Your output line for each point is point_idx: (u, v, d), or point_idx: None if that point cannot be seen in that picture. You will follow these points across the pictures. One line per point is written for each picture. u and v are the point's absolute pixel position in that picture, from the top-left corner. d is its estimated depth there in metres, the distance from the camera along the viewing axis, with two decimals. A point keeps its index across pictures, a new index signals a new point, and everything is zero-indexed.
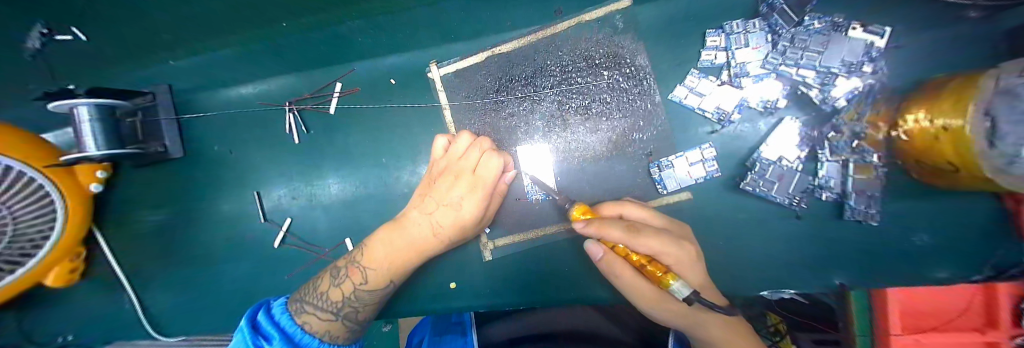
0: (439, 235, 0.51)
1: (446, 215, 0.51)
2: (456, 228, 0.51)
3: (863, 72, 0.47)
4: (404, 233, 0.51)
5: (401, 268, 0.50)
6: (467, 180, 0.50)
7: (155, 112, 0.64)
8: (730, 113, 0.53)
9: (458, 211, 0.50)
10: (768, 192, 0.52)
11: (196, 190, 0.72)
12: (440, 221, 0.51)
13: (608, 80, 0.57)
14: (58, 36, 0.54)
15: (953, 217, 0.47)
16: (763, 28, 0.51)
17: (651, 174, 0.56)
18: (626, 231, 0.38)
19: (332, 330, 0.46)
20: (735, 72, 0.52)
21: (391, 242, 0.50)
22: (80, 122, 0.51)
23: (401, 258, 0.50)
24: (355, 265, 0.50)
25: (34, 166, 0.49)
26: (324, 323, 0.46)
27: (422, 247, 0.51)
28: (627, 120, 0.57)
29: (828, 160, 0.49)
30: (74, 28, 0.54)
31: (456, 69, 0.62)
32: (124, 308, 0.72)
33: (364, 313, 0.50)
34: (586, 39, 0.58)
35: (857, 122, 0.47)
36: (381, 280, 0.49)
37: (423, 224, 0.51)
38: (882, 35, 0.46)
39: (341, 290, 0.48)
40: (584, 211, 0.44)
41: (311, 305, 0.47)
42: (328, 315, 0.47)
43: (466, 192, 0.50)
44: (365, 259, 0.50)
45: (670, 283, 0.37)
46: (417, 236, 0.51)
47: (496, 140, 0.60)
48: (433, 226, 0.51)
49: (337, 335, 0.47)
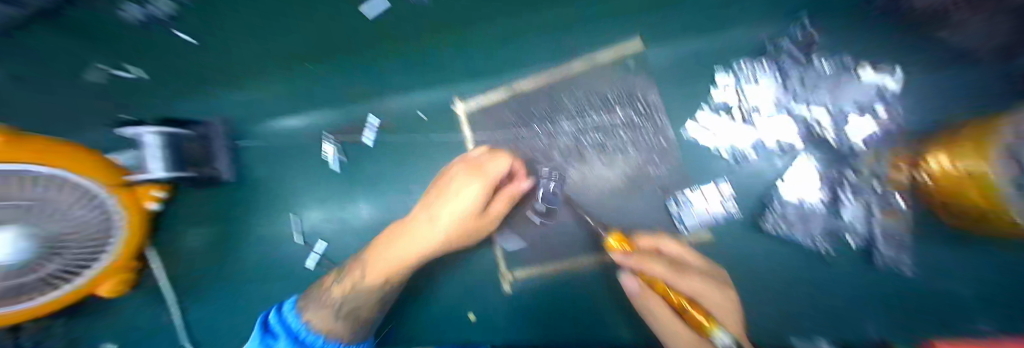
0: (441, 237, 0.55)
1: (433, 227, 0.55)
2: (455, 224, 0.54)
3: (875, 113, 0.50)
4: (408, 233, 0.56)
5: (399, 269, 0.57)
6: (465, 173, 0.55)
7: (213, 141, 0.71)
8: (746, 152, 0.55)
9: (456, 200, 0.53)
10: (790, 232, 0.52)
11: (238, 211, 0.78)
12: (423, 237, 0.55)
13: (623, 118, 0.61)
14: (117, 73, 0.61)
15: (989, 264, 0.45)
16: (772, 69, 0.53)
17: (669, 210, 0.57)
18: (672, 267, 0.42)
19: (330, 330, 0.58)
20: (747, 111, 0.54)
21: (386, 254, 0.57)
22: (148, 147, 0.59)
23: (401, 261, 0.56)
24: (357, 266, 0.60)
25: (104, 184, 0.52)
26: (325, 323, 0.58)
27: (413, 259, 0.56)
28: (642, 155, 0.59)
29: (852, 203, 0.48)
30: (134, 68, 0.60)
31: (480, 106, 0.67)
32: (163, 322, 0.77)
33: (359, 318, 0.60)
34: (601, 79, 0.62)
35: (878, 163, 0.49)
36: (377, 282, 0.58)
37: (416, 238, 0.55)
38: (893, 77, 0.50)
39: (342, 289, 0.59)
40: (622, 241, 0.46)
41: (313, 306, 0.59)
42: (329, 317, 0.59)
43: (461, 183, 0.54)
44: (367, 260, 0.59)
45: (714, 333, 0.38)
46: (419, 237, 0.55)
47: (516, 171, 0.63)
48: (419, 243, 0.55)
49: (338, 333, 0.59)
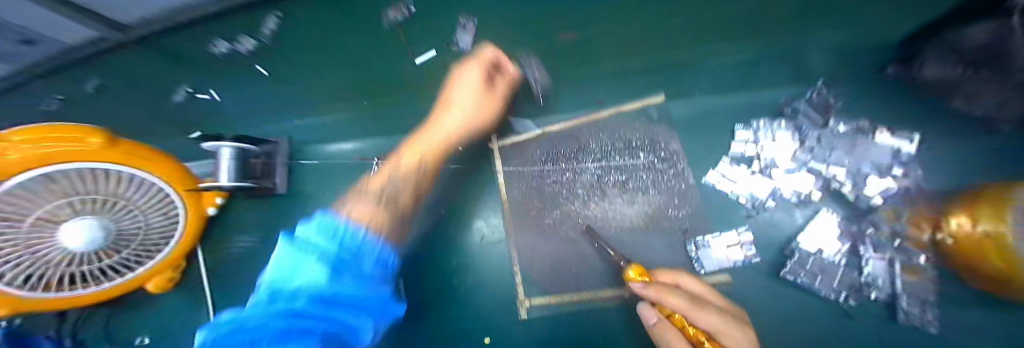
0: (460, 126, 0.65)
1: (452, 118, 0.66)
2: (472, 105, 0.65)
3: (894, 175, 0.53)
4: (425, 135, 0.65)
5: (427, 155, 0.62)
6: (461, 81, 0.67)
7: (275, 157, 0.81)
8: (765, 200, 0.57)
9: (461, 77, 0.67)
10: (812, 284, 0.51)
11: (283, 222, 0.85)
12: (439, 131, 0.65)
13: (644, 161, 0.66)
14: (198, 95, 0.75)
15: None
16: (791, 128, 0.59)
17: (687, 251, 0.58)
18: (690, 300, 0.42)
19: (373, 220, 0.48)
20: (765, 164, 0.59)
21: (409, 153, 0.62)
22: (221, 159, 0.66)
23: (428, 149, 0.63)
24: (385, 168, 0.61)
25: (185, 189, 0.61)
26: (368, 213, 0.49)
27: (433, 153, 0.63)
28: (662, 196, 0.63)
29: (871, 257, 0.50)
30: (212, 91, 0.75)
31: (512, 142, 0.73)
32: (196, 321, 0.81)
33: (399, 208, 0.55)
34: (625, 126, 0.69)
35: (897, 221, 0.51)
36: (412, 164, 0.61)
37: (434, 132, 0.65)
38: (911, 141, 0.53)
39: (378, 182, 0.57)
40: (641, 273, 0.49)
41: (357, 203, 0.51)
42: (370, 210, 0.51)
43: (461, 74, 0.68)
44: (393, 163, 0.62)
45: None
46: (435, 135, 0.64)
47: (542, 204, 0.68)
48: (443, 129, 0.65)
49: (381, 222, 0.49)
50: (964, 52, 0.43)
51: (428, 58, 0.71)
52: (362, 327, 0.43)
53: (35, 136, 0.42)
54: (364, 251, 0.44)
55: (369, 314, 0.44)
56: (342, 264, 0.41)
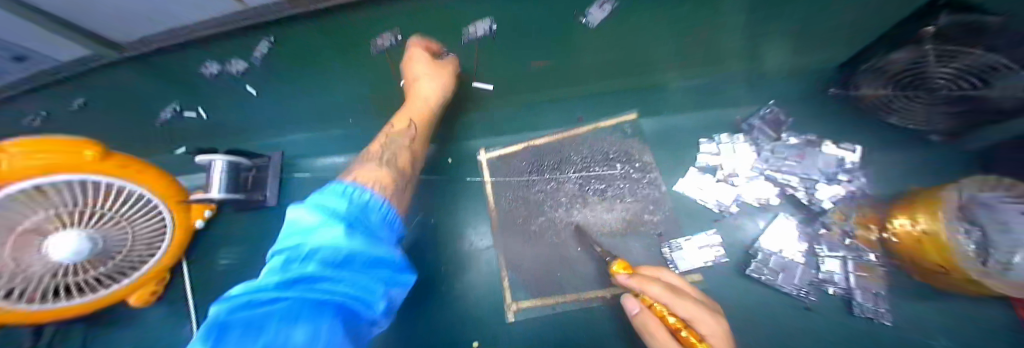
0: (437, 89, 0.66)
1: (426, 85, 0.65)
2: (434, 72, 0.65)
3: (840, 180, 0.59)
4: (407, 108, 0.66)
5: (418, 116, 0.65)
6: (412, 62, 0.66)
7: (265, 170, 0.81)
8: (730, 206, 0.62)
9: (416, 56, 0.66)
10: (776, 282, 0.54)
11: (269, 233, 0.84)
12: (417, 99, 0.65)
13: (621, 171, 0.71)
14: (185, 113, 0.81)
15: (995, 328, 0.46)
16: (747, 140, 0.66)
17: (664, 254, 0.61)
18: (666, 288, 0.41)
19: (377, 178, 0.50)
20: (728, 173, 0.64)
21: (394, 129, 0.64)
22: (213, 172, 0.68)
23: (417, 113, 0.65)
24: (379, 142, 0.63)
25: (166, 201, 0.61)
26: (371, 174, 0.52)
27: (421, 115, 0.65)
28: (639, 203, 0.67)
29: (826, 255, 0.54)
30: (199, 108, 0.81)
31: (499, 155, 0.79)
32: (168, 338, 0.78)
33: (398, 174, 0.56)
34: (602, 140, 0.74)
35: (846, 222, 0.56)
36: (403, 125, 0.65)
37: (415, 102, 0.65)
38: (852, 151, 0.60)
39: (375, 150, 0.60)
40: (625, 268, 0.51)
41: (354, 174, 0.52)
42: (372, 171, 0.53)
43: (412, 57, 0.67)
44: (384, 138, 0.64)
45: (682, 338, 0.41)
46: (415, 106, 0.65)
47: (528, 211, 0.72)
48: (419, 97, 0.65)
49: (385, 180, 0.52)
50: (891, 73, 0.50)
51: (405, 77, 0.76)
52: (380, 290, 0.39)
53: (30, 149, 0.42)
54: (371, 211, 0.44)
55: (387, 274, 0.41)
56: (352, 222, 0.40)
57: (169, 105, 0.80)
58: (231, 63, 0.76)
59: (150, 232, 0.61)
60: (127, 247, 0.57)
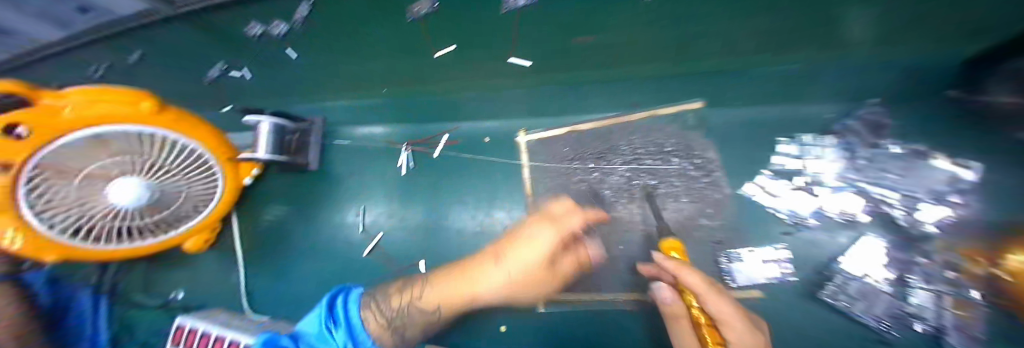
0: (498, 293, 0.52)
1: (495, 275, 0.51)
2: (523, 272, 0.51)
3: (951, 202, 0.49)
4: (469, 280, 0.52)
5: (451, 307, 0.53)
6: (546, 224, 0.53)
7: (309, 135, 0.81)
8: (806, 218, 0.55)
9: (534, 243, 0.51)
10: (853, 310, 0.49)
11: (305, 196, 0.85)
12: (468, 283, 0.52)
13: (677, 167, 0.64)
14: (231, 72, 0.82)
15: None
16: (839, 145, 0.57)
17: (719, 263, 0.56)
18: (706, 282, 0.38)
19: (383, 337, 0.47)
20: (809, 180, 0.57)
21: (438, 284, 0.54)
22: (260, 133, 0.69)
23: (452, 297, 0.52)
24: (417, 287, 0.55)
25: (218, 158, 0.63)
26: (379, 329, 0.48)
27: (460, 299, 0.52)
28: (694, 204, 0.61)
29: (920, 287, 0.47)
30: (245, 69, 0.81)
31: (540, 138, 0.75)
32: (215, 283, 0.83)
33: (406, 335, 0.51)
34: (659, 130, 0.68)
35: (949, 252, 0.47)
36: (431, 303, 0.52)
37: (470, 280, 0.52)
38: (970, 168, 0.49)
39: (401, 300, 0.53)
40: (675, 248, 0.48)
41: (376, 312, 0.50)
42: (386, 324, 0.49)
43: (543, 232, 0.52)
44: (424, 287, 0.54)
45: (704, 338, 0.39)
46: (480, 286, 0.51)
47: (567, 201, 0.68)
48: (473, 289, 0.52)
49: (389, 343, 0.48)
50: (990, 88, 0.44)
51: (448, 51, 0.68)
52: None
53: (91, 98, 0.46)
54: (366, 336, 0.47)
55: None
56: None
57: (219, 65, 0.81)
58: (272, 25, 0.72)
59: (201, 183, 0.64)
60: (181, 193, 0.61)
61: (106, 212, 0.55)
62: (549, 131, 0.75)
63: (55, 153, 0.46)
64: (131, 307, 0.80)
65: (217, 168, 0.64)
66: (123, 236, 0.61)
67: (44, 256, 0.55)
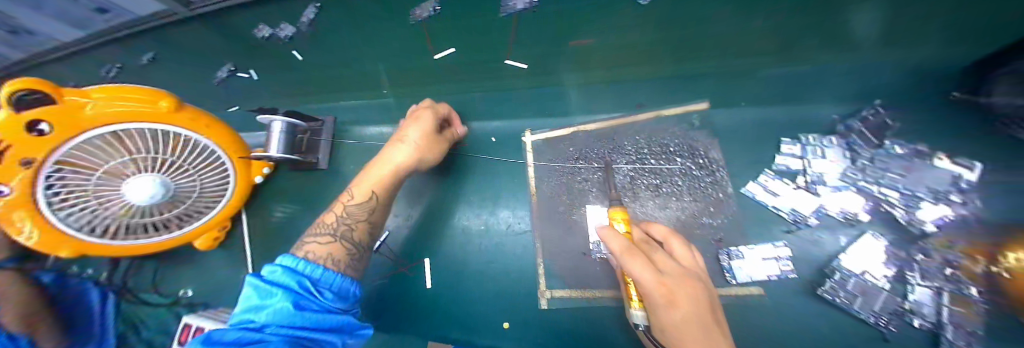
0: (411, 158, 0.60)
1: (398, 153, 0.60)
2: (421, 143, 0.61)
3: (950, 201, 0.50)
4: (384, 158, 0.60)
5: (384, 184, 0.59)
6: (412, 116, 0.64)
7: (320, 134, 0.83)
8: (807, 217, 0.56)
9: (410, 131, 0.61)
10: (850, 305, 0.50)
11: (310, 192, 0.86)
12: (389, 160, 0.60)
13: (681, 167, 0.65)
14: (238, 73, 0.86)
15: None
16: (841, 146, 0.58)
17: (720, 261, 0.57)
18: (624, 248, 0.42)
19: (328, 252, 0.51)
20: (810, 179, 0.57)
21: (360, 179, 0.59)
22: (273, 132, 0.71)
23: (380, 179, 0.59)
24: (344, 193, 0.59)
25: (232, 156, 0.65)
26: (324, 248, 0.51)
27: (387, 178, 0.59)
28: (696, 203, 0.62)
29: (919, 284, 0.48)
30: (252, 72, 0.85)
31: (546, 137, 0.75)
32: (224, 279, 0.85)
33: (356, 239, 0.55)
34: (663, 130, 0.68)
35: (949, 250, 0.48)
36: (365, 193, 0.57)
37: (384, 162, 0.60)
38: (972, 169, 0.50)
39: (334, 214, 0.56)
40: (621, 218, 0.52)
41: (311, 243, 0.52)
42: (326, 241, 0.53)
43: (410, 122, 0.63)
44: (354, 187, 0.59)
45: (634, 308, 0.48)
46: (395, 158, 0.59)
47: (570, 199, 0.70)
48: (389, 163, 0.59)
49: (338, 256, 0.52)
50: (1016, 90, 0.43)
51: (446, 54, 0.74)
52: (335, 325, 0.43)
53: (109, 95, 0.47)
54: (324, 285, 0.45)
55: (334, 330, 0.43)
56: (299, 293, 0.42)
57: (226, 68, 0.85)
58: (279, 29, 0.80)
59: (213, 180, 0.65)
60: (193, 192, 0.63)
61: (125, 209, 0.57)
62: (549, 131, 0.75)
63: (76, 147, 0.49)
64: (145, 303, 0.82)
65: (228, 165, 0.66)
66: (137, 232, 0.63)
67: (61, 250, 0.57)
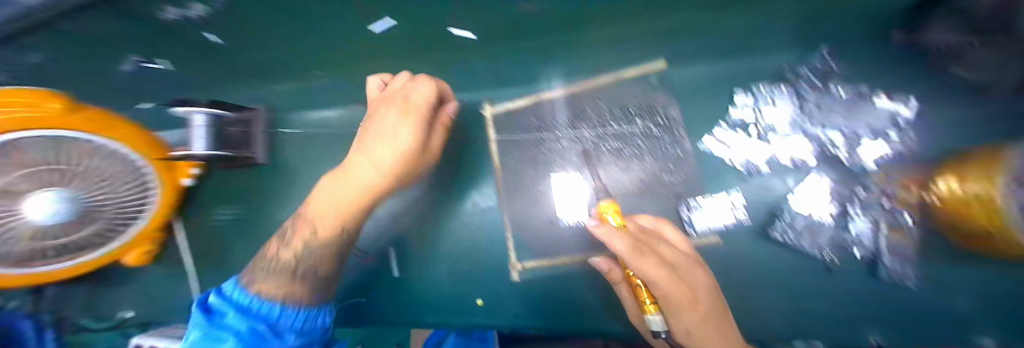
0: (382, 179, 0.53)
1: (365, 171, 0.52)
2: (397, 160, 0.52)
3: (888, 138, 0.53)
4: (346, 181, 0.54)
5: (348, 215, 0.54)
6: (399, 108, 0.54)
7: (253, 124, 0.74)
8: (760, 166, 0.58)
9: (394, 141, 0.52)
10: (800, 243, 0.53)
11: (264, 189, 0.82)
12: (351, 184, 0.53)
13: (642, 128, 0.64)
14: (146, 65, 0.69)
15: (987, 289, 0.46)
16: (790, 94, 0.58)
17: (681, 215, 0.58)
18: (629, 247, 0.38)
19: (283, 286, 0.52)
20: (764, 128, 0.59)
21: (319, 202, 0.55)
22: (193, 126, 0.63)
23: (341, 210, 0.54)
24: (303, 222, 0.57)
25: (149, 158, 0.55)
26: (280, 287, 0.52)
27: (353, 205, 0.54)
28: (658, 163, 0.62)
29: (861, 218, 0.51)
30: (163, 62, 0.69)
31: (505, 109, 0.71)
32: (179, 292, 0.80)
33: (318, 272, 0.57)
34: (624, 92, 0.66)
35: (888, 183, 0.52)
36: (328, 229, 0.55)
37: (348, 182, 0.53)
38: (906, 105, 0.53)
39: (293, 249, 0.55)
40: (614, 209, 0.49)
41: (263, 275, 0.53)
42: (283, 280, 0.53)
43: (398, 120, 0.53)
44: (313, 216, 0.55)
45: (648, 314, 0.38)
46: (359, 178, 0.52)
47: (535, 171, 0.67)
48: (353, 186, 0.53)
49: (297, 293, 0.53)
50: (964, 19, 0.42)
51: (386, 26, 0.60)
52: None
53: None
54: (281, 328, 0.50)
55: None
56: (252, 337, 0.48)
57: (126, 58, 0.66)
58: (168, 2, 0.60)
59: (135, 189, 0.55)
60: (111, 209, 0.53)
61: (28, 232, 0.47)
62: (509, 102, 0.70)
63: None
64: (90, 330, 0.75)
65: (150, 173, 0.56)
66: (47, 257, 0.53)
67: None
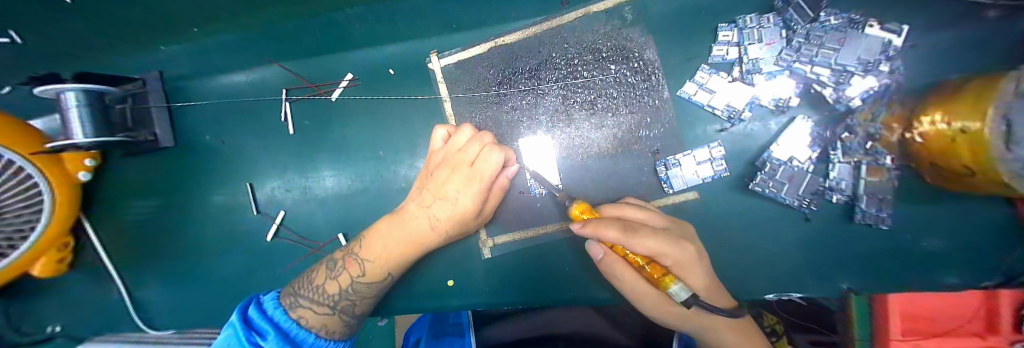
0: (436, 228, 0.51)
1: (422, 223, 0.50)
2: (456, 220, 0.50)
3: (880, 71, 0.45)
4: (404, 225, 0.50)
5: (395, 262, 0.50)
6: (464, 173, 0.49)
7: (145, 98, 0.63)
8: (741, 111, 0.52)
9: (454, 205, 0.50)
10: (778, 193, 0.50)
11: (187, 178, 0.70)
12: (413, 230, 0.50)
13: (615, 75, 0.56)
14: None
15: (957, 225, 0.46)
16: (778, 23, 0.49)
17: (657, 173, 0.55)
18: (621, 229, 0.37)
19: (328, 324, 0.46)
20: (747, 68, 0.51)
21: (372, 241, 0.50)
22: (67, 108, 0.48)
23: (401, 251, 0.50)
24: (352, 257, 0.50)
25: (21, 152, 0.46)
26: (320, 318, 0.45)
27: (407, 250, 0.50)
28: (633, 116, 0.55)
29: (840, 162, 0.47)
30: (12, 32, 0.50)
31: (457, 60, 0.60)
32: (115, 298, 0.71)
33: (362, 307, 0.50)
34: (593, 32, 0.56)
35: (871, 123, 0.46)
36: (380, 273, 0.49)
37: (405, 229, 0.50)
38: (899, 33, 0.45)
39: (337, 283, 0.48)
40: (585, 210, 0.44)
41: (306, 298, 0.46)
42: (323, 309, 0.46)
43: (461, 185, 0.49)
44: (363, 250, 0.50)
45: (669, 287, 0.38)
46: (415, 231, 0.50)
47: (497, 134, 0.58)
48: (410, 234, 0.50)
49: (333, 330, 0.46)
50: None
51: None
52: None
53: None
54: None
55: None
56: None
57: None
58: None
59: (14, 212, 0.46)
60: None
61: None
62: (454, 54, 0.60)
63: None
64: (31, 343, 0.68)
65: (37, 174, 0.48)
66: None
67: None
